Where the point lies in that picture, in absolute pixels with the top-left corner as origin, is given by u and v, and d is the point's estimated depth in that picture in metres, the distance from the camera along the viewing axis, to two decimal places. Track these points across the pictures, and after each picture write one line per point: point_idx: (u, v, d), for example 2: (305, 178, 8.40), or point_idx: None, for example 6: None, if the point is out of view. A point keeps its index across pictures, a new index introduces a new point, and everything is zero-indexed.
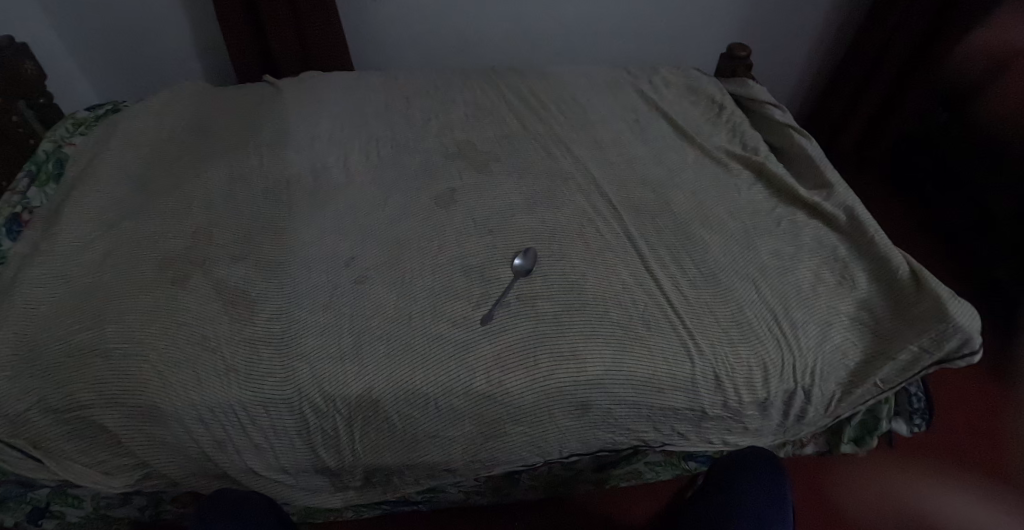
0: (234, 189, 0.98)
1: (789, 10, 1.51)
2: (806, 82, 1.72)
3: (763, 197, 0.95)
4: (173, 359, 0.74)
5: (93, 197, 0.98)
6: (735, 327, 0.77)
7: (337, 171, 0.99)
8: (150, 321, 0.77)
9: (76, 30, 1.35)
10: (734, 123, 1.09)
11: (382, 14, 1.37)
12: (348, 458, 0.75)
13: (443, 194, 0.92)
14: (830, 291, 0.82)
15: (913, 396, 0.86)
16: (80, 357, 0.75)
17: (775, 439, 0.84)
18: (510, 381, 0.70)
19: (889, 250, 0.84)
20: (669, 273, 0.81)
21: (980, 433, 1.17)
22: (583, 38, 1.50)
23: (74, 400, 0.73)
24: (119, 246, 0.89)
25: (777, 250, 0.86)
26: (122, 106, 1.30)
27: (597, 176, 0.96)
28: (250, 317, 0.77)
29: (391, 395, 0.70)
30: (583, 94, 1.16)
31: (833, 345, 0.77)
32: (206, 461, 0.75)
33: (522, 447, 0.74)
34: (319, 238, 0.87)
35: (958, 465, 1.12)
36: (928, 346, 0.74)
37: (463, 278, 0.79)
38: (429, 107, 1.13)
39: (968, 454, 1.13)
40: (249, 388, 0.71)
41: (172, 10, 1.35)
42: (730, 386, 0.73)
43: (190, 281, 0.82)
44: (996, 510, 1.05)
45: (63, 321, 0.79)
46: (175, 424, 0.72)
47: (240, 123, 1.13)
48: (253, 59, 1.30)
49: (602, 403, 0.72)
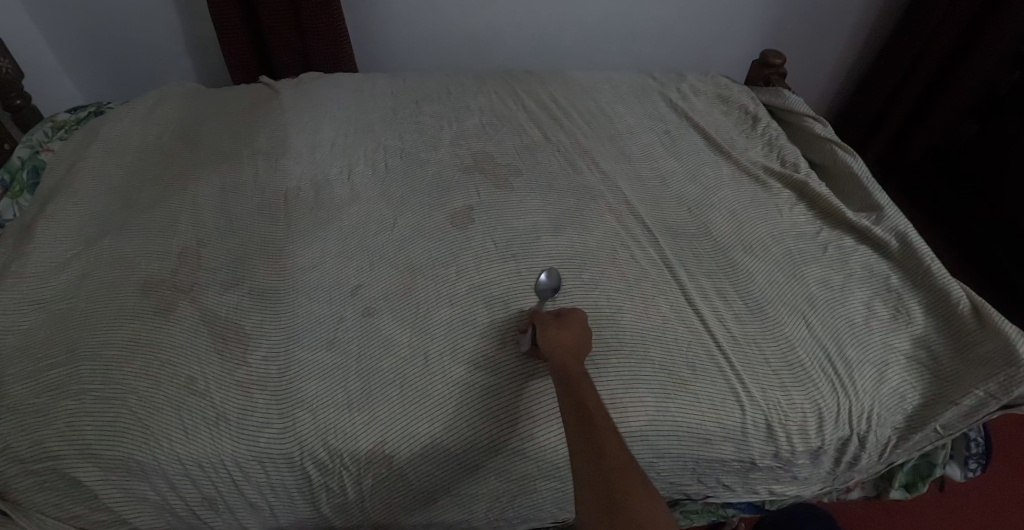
0: (228, 203, 0.89)
1: (816, 12, 1.43)
2: (829, 88, 1.64)
3: (805, 218, 0.88)
4: (156, 403, 0.65)
5: (69, 212, 0.89)
6: (787, 370, 0.69)
7: (341, 185, 0.91)
8: (130, 358, 0.69)
9: (56, 23, 1.24)
10: (770, 136, 1.02)
11: (389, 11, 1.28)
12: (356, 516, 0.66)
13: (459, 213, 0.83)
14: (885, 326, 0.75)
15: (971, 442, 0.78)
16: (51, 400, 0.67)
17: (822, 487, 0.76)
18: (542, 435, 0.62)
19: (948, 281, 0.77)
20: (711, 305, 0.74)
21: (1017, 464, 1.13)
22: (604, 38, 1.42)
23: (41, 451, 0.64)
24: (97, 268, 0.80)
25: (825, 279, 0.79)
26: (107, 107, 1.20)
27: (627, 194, 0.88)
28: (245, 356, 0.68)
29: (406, 451, 0.62)
30: (607, 101, 1.08)
31: (892, 388, 0.70)
32: (194, 518, 0.67)
33: (553, 504, 0.66)
34: (321, 262, 0.78)
35: (998, 500, 1.07)
36: (995, 392, 0.67)
37: (485, 312, 0.70)
38: (442, 114, 1.05)
39: (1006, 488, 1.09)
40: (242, 441, 0.63)
41: (162, 2, 1.24)
42: (782, 435, 0.66)
43: (177, 311, 0.73)
44: None
45: (35, 358, 0.70)
46: (158, 478, 0.64)
47: (234, 129, 1.03)
48: (250, 59, 1.20)
49: (643, 456, 0.64)
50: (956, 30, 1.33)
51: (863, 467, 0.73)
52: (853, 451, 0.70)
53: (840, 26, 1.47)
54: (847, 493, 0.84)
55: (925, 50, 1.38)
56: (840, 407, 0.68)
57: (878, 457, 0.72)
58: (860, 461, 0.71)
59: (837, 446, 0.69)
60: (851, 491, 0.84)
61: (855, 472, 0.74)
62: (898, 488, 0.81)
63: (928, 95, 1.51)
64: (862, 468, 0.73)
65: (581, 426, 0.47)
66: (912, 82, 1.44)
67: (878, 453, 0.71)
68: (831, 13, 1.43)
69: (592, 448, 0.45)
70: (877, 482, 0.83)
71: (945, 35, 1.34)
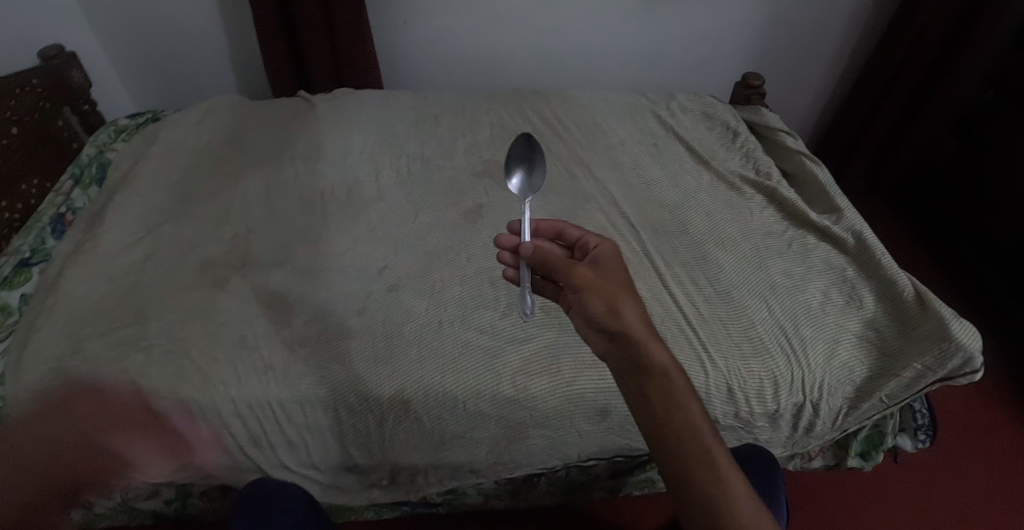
0: (271, 196, 1.03)
1: (797, 43, 1.58)
2: (813, 112, 1.78)
3: (774, 220, 1.00)
4: (214, 356, 0.78)
5: (134, 202, 1.03)
6: (747, 343, 0.80)
7: (369, 184, 1.04)
8: (191, 320, 0.82)
9: (120, 39, 1.41)
10: (748, 149, 1.15)
11: (412, 35, 1.44)
12: (377, 456, 0.78)
13: (471, 209, 0.97)
14: (838, 310, 0.85)
15: (917, 413, 0.89)
16: (124, 352, 0.80)
17: (783, 451, 0.87)
18: (535, 387, 0.74)
19: (895, 272, 0.88)
20: (684, 290, 0.86)
21: (975, 447, 1.23)
22: (605, 63, 1.57)
23: (114, 392, 0.77)
24: (160, 249, 0.94)
25: (787, 270, 0.91)
26: (161, 114, 1.35)
27: (617, 196, 1.01)
28: (288, 321, 0.81)
29: (421, 396, 0.74)
30: (604, 118, 1.22)
31: (841, 362, 0.80)
32: (239, 455, 0.79)
33: (545, 450, 0.78)
34: (352, 248, 0.92)
35: (955, 477, 1.18)
36: (932, 364, 0.76)
37: (490, 288, 0.83)
38: (457, 127, 1.19)
39: (965, 468, 1.19)
40: (287, 387, 0.76)
41: (213, 24, 1.41)
42: (741, 397, 0.77)
43: (231, 284, 0.87)
44: (986, 518, 1.11)
45: (109, 318, 0.84)
46: (212, 418, 0.76)
47: (275, 135, 1.18)
48: (288, 76, 1.36)
49: (621, 409, 0.75)
50: (924, 59, 1.47)
51: (819, 433, 0.83)
52: (808, 418, 0.80)
53: (820, 55, 1.61)
54: (810, 461, 0.96)
55: (897, 77, 1.52)
56: (794, 377, 0.78)
57: (831, 425, 0.82)
58: (815, 427, 0.81)
59: (792, 411, 0.79)
60: (813, 460, 0.96)
61: (812, 437, 0.84)
62: (854, 457, 0.92)
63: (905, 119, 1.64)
64: (817, 434, 0.84)
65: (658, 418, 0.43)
66: (888, 105, 1.57)
67: (832, 420, 0.81)
68: (813, 43, 1.58)
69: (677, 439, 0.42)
70: (835, 451, 0.94)
71: (915, 63, 1.48)
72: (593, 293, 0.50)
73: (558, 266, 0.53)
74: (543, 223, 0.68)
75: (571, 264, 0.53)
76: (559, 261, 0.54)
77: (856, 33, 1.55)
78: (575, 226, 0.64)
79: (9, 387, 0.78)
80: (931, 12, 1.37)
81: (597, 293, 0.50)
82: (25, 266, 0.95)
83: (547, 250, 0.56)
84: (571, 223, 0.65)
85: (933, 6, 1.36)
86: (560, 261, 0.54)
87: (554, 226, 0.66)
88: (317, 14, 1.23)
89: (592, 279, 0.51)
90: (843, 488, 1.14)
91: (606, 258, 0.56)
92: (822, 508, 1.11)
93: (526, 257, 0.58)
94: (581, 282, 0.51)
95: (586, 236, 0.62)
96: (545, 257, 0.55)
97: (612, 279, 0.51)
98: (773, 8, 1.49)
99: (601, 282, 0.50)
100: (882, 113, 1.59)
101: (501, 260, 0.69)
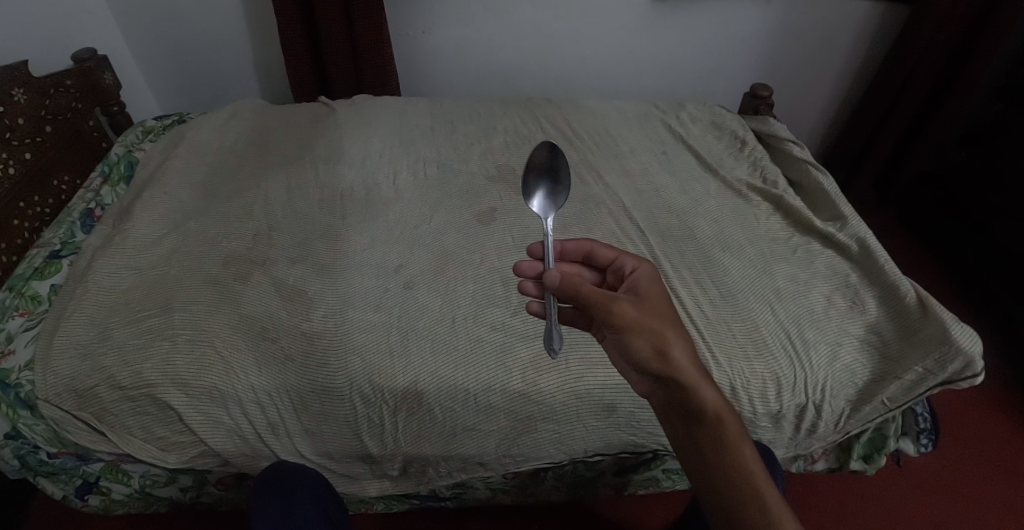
0: (292, 195, 1.06)
1: (805, 56, 1.61)
2: (821, 125, 1.80)
3: (780, 227, 1.03)
4: (236, 347, 0.82)
5: (161, 199, 1.07)
6: (751, 344, 0.82)
7: (387, 186, 1.08)
8: (214, 312, 0.85)
9: (148, 44, 1.47)
10: (756, 158, 1.17)
11: (429, 44, 1.49)
12: (390, 445, 0.81)
13: (485, 212, 1.00)
14: (841, 314, 0.87)
15: (919, 417, 0.90)
16: (149, 340, 0.83)
17: (786, 452, 0.89)
18: (543, 382, 0.77)
19: (897, 278, 0.89)
20: (691, 292, 0.88)
21: (981, 454, 1.24)
22: (617, 73, 1.60)
23: (139, 379, 0.80)
24: (185, 244, 0.97)
25: (792, 275, 0.93)
26: (186, 116, 1.40)
27: (626, 201, 1.04)
28: (306, 313, 0.84)
29: (434, 388, 0.77)
30: (614, 126, 1.25)
31: (843, 365, 0.82)
32: (258, 441, 0.82)
33: (552, 444, 0.80)
34: (369, 246, 0.95)
35: (960, 483, 1.19)
36: (932, 368, 0.78)
37: (502, 287, 0.86)
38: (472, 133, 1.23)
39: (970, 475, 1.20)
40: (306, 376, 0.79)
41: (237, 32, 1.46)
42: (744, 397, 0.79)
43: (252, 278, 0.90)
44: (991, 521, 1.12)
45: (135, 308, 0.87)
46: (234, 405, 0.80)
47: (297, 138, 1.22)
48: (309, 81, 1.41)
49: (628, 405, 0.78)
50: (928, 79, 1.50)
51: (821, 434, 0.85)
52: (810, 418, 0.82)
53: (828, 69, 1.64)
54: (813, 464, 0.99)
55: (901, 96, 1.55)
56: (796, 378, 0.80)
57: (833, 427, 0.84)
58: (818, 428, 0.83)
59: (795, 412, 0.81)
60: (817, 462, 0.99)
61: (815, 439, 0.86)
62: (856, 459, 0.94)
63: (913, 134, 1.66)
64: (820, 436, 0.85)
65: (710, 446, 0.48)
66: (894, 121, 1.60)
67: (834, 422, 0.83)
68: (819, 58, 1.61)
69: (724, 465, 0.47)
70: (838, 454, 0.96)
71: (918, 83, 1.51)
72: (636, 333, 0.52)
73: (595, 303, 0.53)
74: (569, 244, 0.70)
75: (611, 300, 0.53)
76: (597, 295, 0.53)
77: (861, 50, 1.59)
78: (607, 247, 0.67)
79: (39, 371, 0.81)
80: (933, 33, 1.41)
81: (642, 332, 0.52)
82: (56, 258, 0.98)
83: (577, 281, 0.55)
84: (601, 242, 0.67)
85: (935, 27, 1.40)
86: (595, 295, 0.53)
87: (583, 246, 0.68)
88: (338, 23, 1.28)
89: (634, 316, 0.52)
90: (845, 492, 1.16)
91: (644, 286, 0.59)
92: (825, 511, 1.13)
93: (551, 288, 0.57)
94: (622, 321, 0.52)
95: (621, 258, 0.66)
96: (577, 291, 0.54)
97: (652, 312, 0.53)
98: (780, 24, 1.53)
99: (644, 320, 0.52)
100: (887, 129, 1.62)
101: (524, 290, 0.71)
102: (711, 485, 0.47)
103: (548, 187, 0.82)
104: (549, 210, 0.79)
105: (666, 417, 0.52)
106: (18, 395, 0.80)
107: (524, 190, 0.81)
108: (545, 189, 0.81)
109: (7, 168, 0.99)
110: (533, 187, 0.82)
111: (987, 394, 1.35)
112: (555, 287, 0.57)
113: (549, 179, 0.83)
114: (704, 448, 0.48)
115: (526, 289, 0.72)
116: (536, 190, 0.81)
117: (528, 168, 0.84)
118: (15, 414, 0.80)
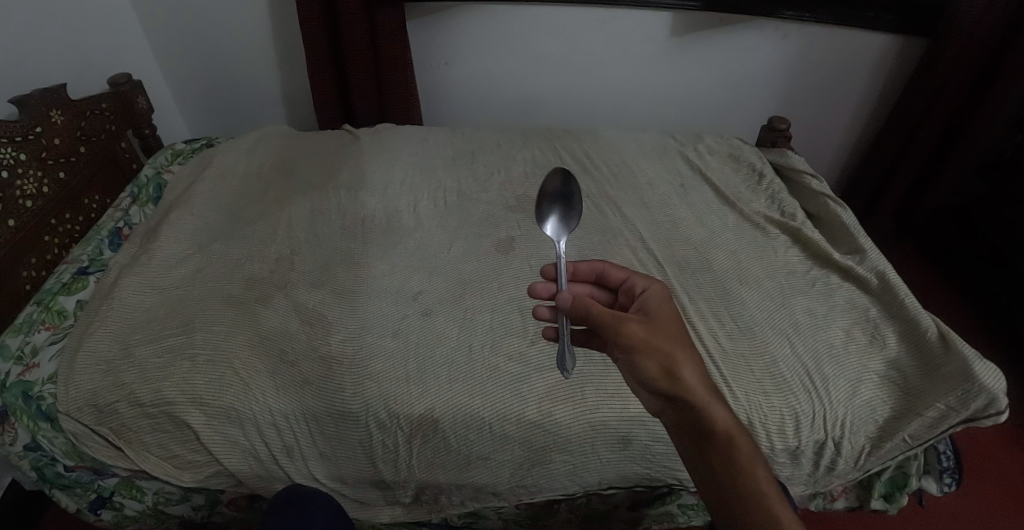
0: (314, 219, 1.09)
1: (821, 87, 1.61)
2: (840, 154, 1.79)
3: (798, 260, 1.02)
4: (255, 368, 0.83)
5: (186, 219, 1.10)
6: (770, 379, 0.82)
7: (407, 213, 1.10)
8: (235, 333, 0.86)
9: (180, 69, 1.52)
10: (774, 190, 1.18)
11: (452, 74, 1.53)
12: (404, 471, 0.81)
13: (503, 241, 1.01)
14: (861, 349, 0.86)
15: (942, 455, 0.88)
16: (170, 359, 0.84)
17: (805, 489, 0.87)
18: (558, 412, 0.77)
19: (919, 314, 0.88)
20: (708, 326, 0.88)
21: (1009, 496, 1.19)
22: (635, 104, 1.63)
23: (159, 396, 0.81)
24: (209, 264, 0.99)
25: (811, 308, 0.92)
26: (214, 139, 1.44)
27: (643, 232, 1.05)
28: (325, 337, 0.85)
29: (450, 417, 0.77)
30: (631, 157, 1.27)
31: (863, 401, 0.80)
32: (272, 463, 0.83)
33: (566, 475, 0.80)
34: (388, 272, 0.96)
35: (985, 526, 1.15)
36: (954, 405, 0.76)
37: (519, 317, 0.87)
38: (492, 163, 1.25)
39: (996, 517, 1.16)
40: (323, 399, 0.80)
41: (266, 60, 1.51)
42: (762, 432, 0.78)
43: (272, 301, 0.91)
44: None
45: (158, 327, 0.89)
46: (251, 426, 0.81)
47: (320, 164, 1.26)
48: (334, 108, 1.45)
49: (643, 437, 0.77)
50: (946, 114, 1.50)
51: (840, 472, 0.83)
52: (830, 456, 0.80)
53: (845, 99, 1.64)
54: (833, 502, 0.97)
55: (919, 130, 1.55)
56: (815, 414, 0.79)
57: (853, 464, 0.82)
58: (837, 465, 0.81)
59: (814, 448, 0.79)
60: (836, 501, 0.97)
61: (834, 477, 0.84)
62: (878, 498, 0.92)
63: (933, 163, 1.64)
64: (839, 473, 0.83)
65: (721, 459, 0.48)
66: (913, 151, 1.58)
67: (853, 460, 0.81)
68: (835, 91, 1.62)
69: (735, 476, 0.47)
70: (858, 492, 0.94)
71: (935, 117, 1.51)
72: (646, 353, 0.52)
73: (605, 323, 0.53)
74: (581, 265, 0.70)
75: (619, 320, 0.53)
76: (606, 315, 0.53)
77: (878, 83, 1.59)
78: (618, 268, 0.68)
79: (61, 385, 0.83)
80: (951, 66, 1.40)
81: (650, 353, 0.51)
82: (83, 274, 1.00)
83: (588, 301, 0.54)
84: (613, 264, 0.68)
85: (951, 63, 1.40)
86: (604, 315, 0.53)
87: (594, 267, 0.69)
88: (364, 52, 1.32)
89: (643, 336, 0.52)
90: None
91: (654, 307, 0.59)
92: None
93: (562, 309, 0.56)
94: (632, 342, 0.52)
95: (632, 278, 0.66)
96: (587, 312, 0.54)
97: (662, 332, 0.53)
98: (797, 56, 1.54)
99: (653, 340, 0.52)
100: (907, 159, 1.60)
101: (538, 315, 0.71)
102: (723, 501, 0.48)
103: (561, 209, 0.84)
104: (562, 233, 0.80)
105: (678, 435, 0.52)
106: (39, 407, 0.82)
107: (538, 214, 0.84)
108: (557, 212, 0.83)
109: (41, 186, 1.03)
110: (546, 211, 0.84)
111: (1012, 433, 1.31)
112: (567, 309, 0.56)
113: (563, 204, 0.85)
114: (716, 465, 0.48)
115: (541, 313, 0.71)
116: (549, 213, 0.83)
117: (542, 195, 0.87)
118: (36, 425, 0.82)
